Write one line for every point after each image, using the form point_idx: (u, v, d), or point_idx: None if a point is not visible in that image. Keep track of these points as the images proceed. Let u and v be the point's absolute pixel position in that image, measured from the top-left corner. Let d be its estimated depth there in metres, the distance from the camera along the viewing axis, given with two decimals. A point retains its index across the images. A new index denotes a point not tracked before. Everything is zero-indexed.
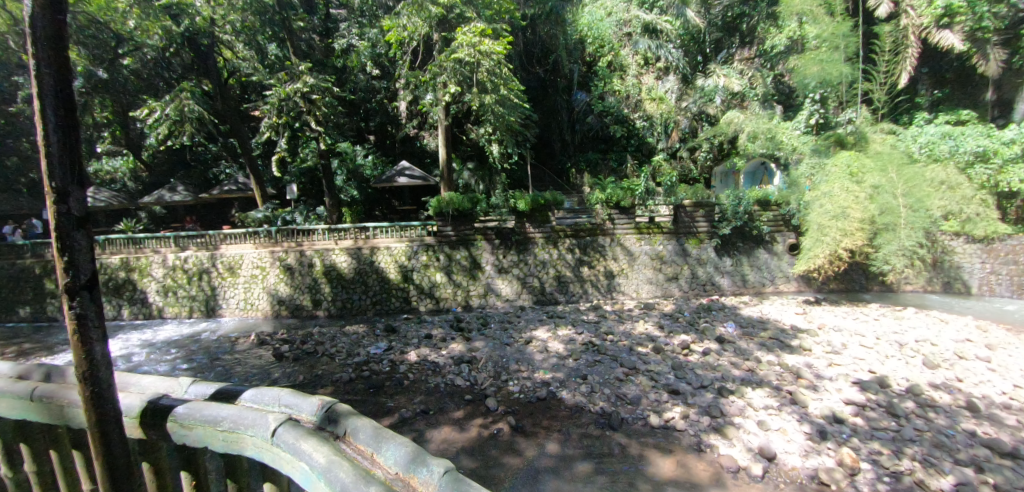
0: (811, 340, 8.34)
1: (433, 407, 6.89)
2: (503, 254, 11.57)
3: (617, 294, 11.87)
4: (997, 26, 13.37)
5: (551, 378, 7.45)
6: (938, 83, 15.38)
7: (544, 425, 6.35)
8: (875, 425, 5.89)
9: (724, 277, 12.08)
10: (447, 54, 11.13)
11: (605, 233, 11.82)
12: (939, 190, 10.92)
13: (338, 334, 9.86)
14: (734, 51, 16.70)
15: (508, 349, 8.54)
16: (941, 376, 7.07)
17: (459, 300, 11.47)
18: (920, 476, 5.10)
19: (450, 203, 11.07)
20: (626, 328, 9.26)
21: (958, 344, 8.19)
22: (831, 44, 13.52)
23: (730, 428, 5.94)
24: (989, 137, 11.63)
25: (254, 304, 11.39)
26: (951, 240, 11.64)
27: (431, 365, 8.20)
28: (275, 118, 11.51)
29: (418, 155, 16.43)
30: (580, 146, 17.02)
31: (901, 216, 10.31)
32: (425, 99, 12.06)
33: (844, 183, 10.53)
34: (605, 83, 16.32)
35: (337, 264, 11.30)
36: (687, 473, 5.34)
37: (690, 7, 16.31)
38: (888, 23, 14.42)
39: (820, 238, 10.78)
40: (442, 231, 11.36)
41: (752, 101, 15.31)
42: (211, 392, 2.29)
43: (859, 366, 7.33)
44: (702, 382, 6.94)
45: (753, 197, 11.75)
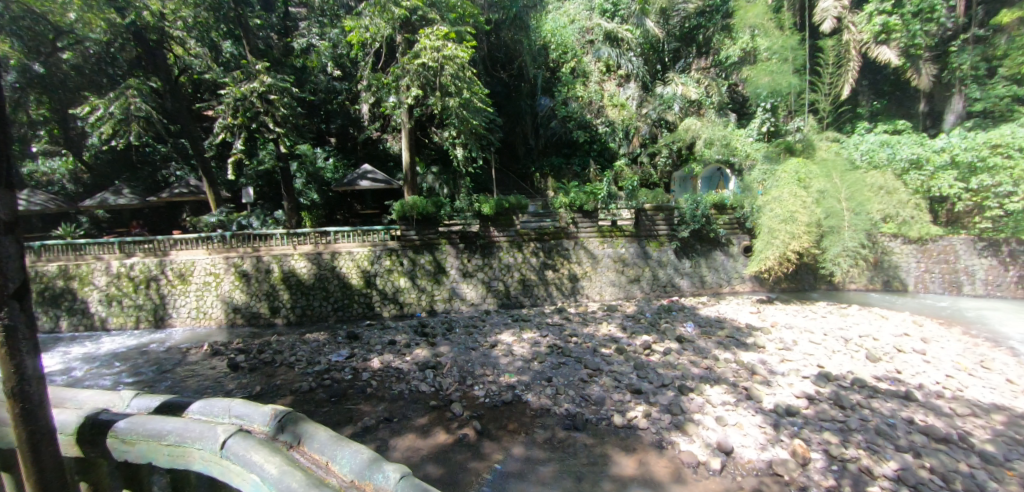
0: (764, 337, 8.72)
1: (397, 415, 6.75)
2: (467, 259, 11.51)
3: (581, 297, 12.02)
4: (928, 43, 14.43)
5: (516, 382, 7.47)
6: (876, 95, 16.47)
7: (510, 429, 6.34)
8: (823, 416, 6.22)
9: (683, 278, 12.45)
10: (411, 57, 11.06)
11: (569, 237, 11.97)
12: (878, 194, 11.64)
13: (298, 342, 9.53)
14: (691, 61, 17.23)
15: (473, 353, 8.48)
16: (882, 368, 7.53)
17: (423, 305, 11.31)
18: (865, 463, 5.39)
19: (413, 207, 10.93)
20: (590, 330, 9.41)
21: (897, 338, 8.74)
22: (782, 57, 14.80)
23: (690, 425, 6.11)
24: (923, 146, 12.52)
25: (207, 312, 10.84)
26: (890, 241, 12.45)
27: (395, 371, 8.06)
28: (230, 118, 11.01)
29: (381, 158, 16.22)
30: (543, 150, 17.20)
31: (845, 220, 10.92)
32: (387, 101, 11.83)
33: (792, 188, 11.11)
34: (568, 90, 16.63)
35: (296, 270, 10.92)
36: (649, 471, 5.45)
37: (650, 17, 16.77)
38: (832, 37, 15.33)
39: (770, 241, 11.30)
40: (405, 235, 11.21)
41: (708, 109, 15.93)
42: (157, 404, 2.17)
43: (808, 361, 7.71)
44: (664, 381, 7.12)
45: (710, 201, 12.21)
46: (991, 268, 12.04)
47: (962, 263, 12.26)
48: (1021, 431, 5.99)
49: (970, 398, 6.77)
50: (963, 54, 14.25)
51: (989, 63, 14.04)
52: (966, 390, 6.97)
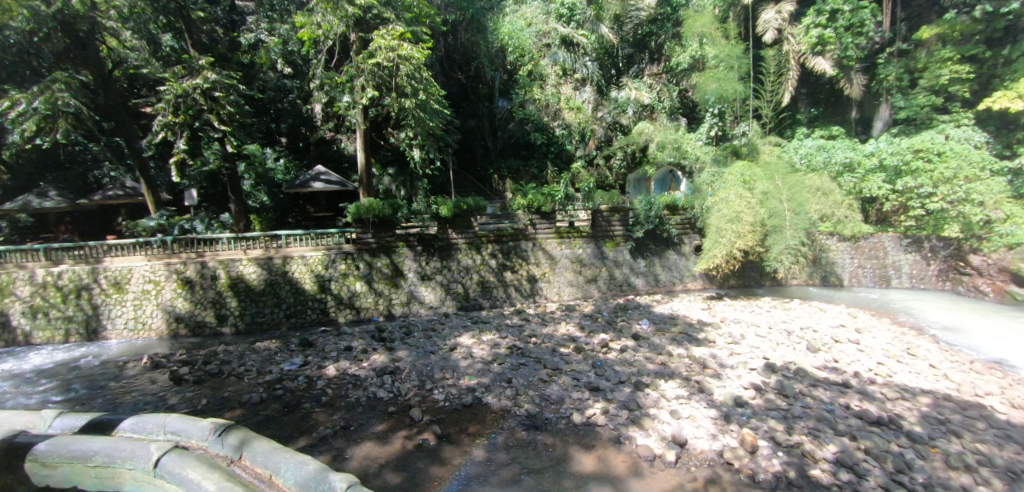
0: (714, 332, 9.12)
1: (355, 423, 6.56)
2: (425, 261, 11.36)
3: (540, 298, 12.11)
4: (859, 55, 15.52)
5: (476, 384, 7.43)
6: (813, 103, 17.57)
7: (471, 431, 6.31)
8: (770, 405, 6.54)
9: (638, 277, 12.80)
10: (366, 57, 10.86)
11: (527, 238, 12.05)
12: (816, 195, 12.37)
13: (247, 352, 9.08)
14: (644, 66, 17.79)
15: (432, 356, 8.36)
16: (821, 358, 8.03)
17: (381, 309, 11.04)
18: (808, 447, 5.71)
19: (369, 210, 10.69)
20: (549, 330, 9.51)
21: (834, 329, 9.36)
22: (727, 64, 15.67)
23: (646, 419, 6.28)
24: (856, 150, 13.65)
25: (147, 323, 10.14)
26: (827, 239, 13.27)
27: (351, 378, 7.84)
28: (170, 116, 10.34)
29: (336, 160, 15.87)
30: (501, 152, 17.14)
31: (787, 219, 11.56)
32: (341, 101, 11.50)
33: (737, 190, 11.67)
34: (525, 92, 16.60)
35: (245, 276, 10.40)
36: (607, 467, 5.55)
37: (604, 23, 17.13)
38: (773, 48, 16.23)
39: (718, 240, 11.81)
40: (361, 238, 10.94)
41: (660, 114, 16.46)
42: (83, 423, 2.07)
43: (755, 353, 8.11)
44: (621, 377, 7.29)
45: (663, 202, 12.62)
46: (915, 263, 13.20)
47: (890, 258, 13.32)
48: (942, 411, 6.54)
49: (898, 382, 7.32)
50: (888, 65, 15.58)
51: (911, 74, 15.28)
52: (895, 375, 7.53)
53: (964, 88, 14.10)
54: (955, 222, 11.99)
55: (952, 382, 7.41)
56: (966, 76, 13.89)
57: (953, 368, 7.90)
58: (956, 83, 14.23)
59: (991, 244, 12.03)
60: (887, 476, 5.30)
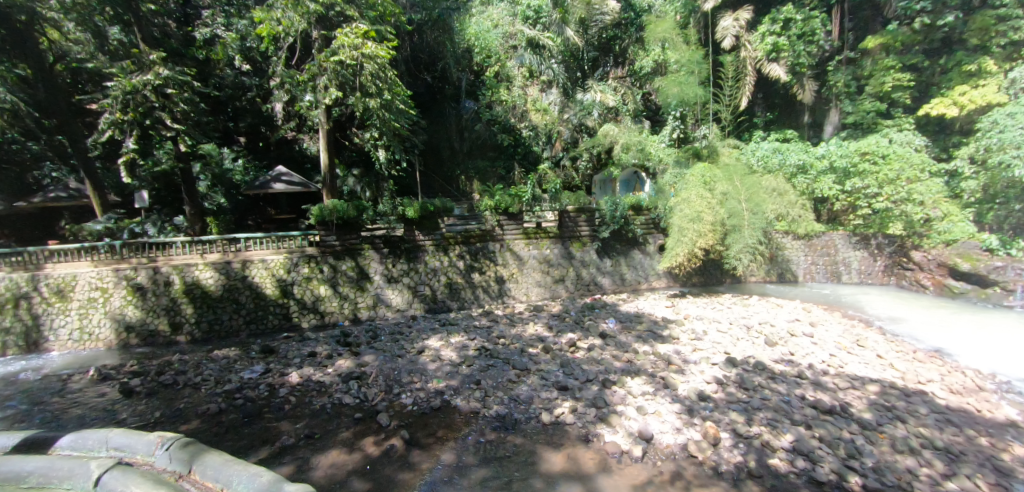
0: (678, 329, 9.39)
1: (320, 431, 6.40)
2: (392, 264, 11.18)
3: (508, 298, 12.12)
4: (811, 62, 16.28)
5: (444, 387, 7.36)
6: (769, 106, 18.30)
7: (440, 435, 6.24)
8: (731, 398, 6.78)
9: (605, 277, 13.01)
10: (328, 55, 10.60)
11: (495, 240, 12.05)
12: (772, 195, 12.79)
13: (204, 361, 8.68)
14: (609, 69, 18.11)
15: (399, 360, 8.23)
16: (779, 351, 8.39)
17: (346, 313, 10.79)
18: (767, 437, 5.94)
19: (333, 211, 10.44)
20: (517, 331, 9.52)
21: (790, 323, 9.80)
22: (688, 69, 16.32)
23: (614, 416, 6.38)
24: (807, 152, 14.31)
25: (94, 333, 9.55)
26: (783, 238, 13.84)
27: (316, 385, 7.63)
28: (117, 113, 9.75)
29: (297, 160, 15.53)
30: (468, 153, 16.94)
31: (745, 219, 12.03)
32: (303, 100, 11.21)
33: (699, 191, 12.02)
34: (492, 93, 16.71)
35: (201, 281, 9.94)
36: (576, 464, 5.62)
37: (570, 26, 17.15)
38: (731, 53, 16.83)
39: (680, 238, 12.14)
40: (325, 241, 10.66)
41: (624, 116, 16.79)
42: (15, 443, 2.04)
43: (717, 348, 8.39)
44: (588, 376, 7.38)
45: (628, 203, 12.89)
46: (863, 259, 13.94)
47: (841, 255, 14.03)
48: (888, 398, 6.94)
49: (849, 373, 7.72)
50: (837, 72, 16.44)
51: (858, 81, 16.16)
52: (846, 366, 7.94)
53: (906, 95, 15.01)
54: (898, 220, 12.77)
55: (897, 370, 7.87)
56: (907, 83, 14.80)
57: (898, 357, 8.39)
58: (898, 90, 15.14)
59: (931, 241, 12.82)
60: (840, 461, 5.57)
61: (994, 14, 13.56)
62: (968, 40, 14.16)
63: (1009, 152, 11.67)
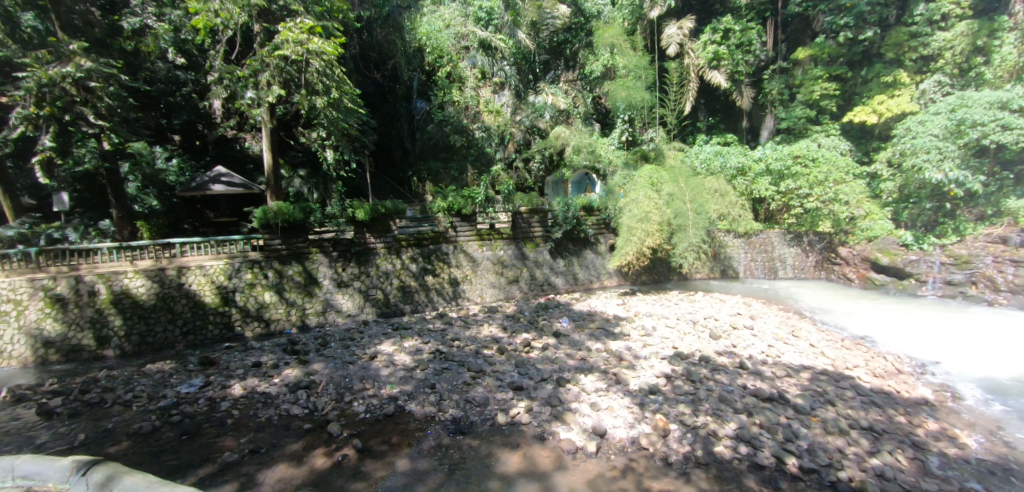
0: (629, 325, 9.70)
1: (266, 444, 6.11)
2: (342, 267, 10.84)
3: (462, 300, 12.03)
4: (748, 70, 17.29)
5: (398, 392, 7.21)
6: (711, 112, 19.24)
7: (394, 442, 6.11)
8: (679, 391, 7.06)
9: (558, 277, 13.21)
10: (270, 50, 10.20)
11: (448, 241, 11.97)
12: (714, 196, 13.46)
13: (135, 376, 8.05)
14: (561, 72, 18.41)
15: (351, 367, 7.98)
16: (722, 344, 8.84)
17: (294, 321, 10.33)
18: (712, 426, 6.23)
19: (278, 214, 9.99)
20: (472, 332, 9.48)
21: (733, 317, 10.36)
22: (636, 74, 16.94)
23: (569, 414, 6.49)
24: (745, 155, 15.15)
25: (5, 351, 8.64)
26: (725, 236, 14.58)
27: (261, 396, 7.27)
28: (32, 107, 8.85)
29: (238, 160, 14.78)
30: (421, 154, 16.78)
31: (689, 218, 12.66)
32: (244, 97, 10.67)
33: (646, 191, 12.43)
34: (444, 94, 16.43)
35: (131, 291, 9.21)
36: (532, 463, 5.67)
37: (521, 29, 17.33)
38: (675, 60, 17.57)
39: (629, 238, 12.52)
40: (269, 245, 10.19)
41: (575, 119, 17.16)
42: None
43: (666, 344, 8.72)
44: (543, 375, 7.47)
45: (579, 204, 13.20)
46: (797, 255, 14.96)
47: (777, 252, 14.94)
48: (819, 384, 7.46)
49: (785, 362, 8.24)
50: (772, 81, 17.54)
51: (790, 89, 17.34)
52: (783, 355, 8.47)
53: (832, 103, 16.24)
54: (827, 219, 13.95)
55: (828, 358, 8.47)
56: (833, 92, 16.03)
57: (828, 346, 9.03)
58: (826, 98, 16.36)
59: (855, 237, 14.08)
60: (778, 445, 5.93)
61: (906, 30, 14.94)
62: (885, 54, 15.50)
63: (921, 156, 12.83)
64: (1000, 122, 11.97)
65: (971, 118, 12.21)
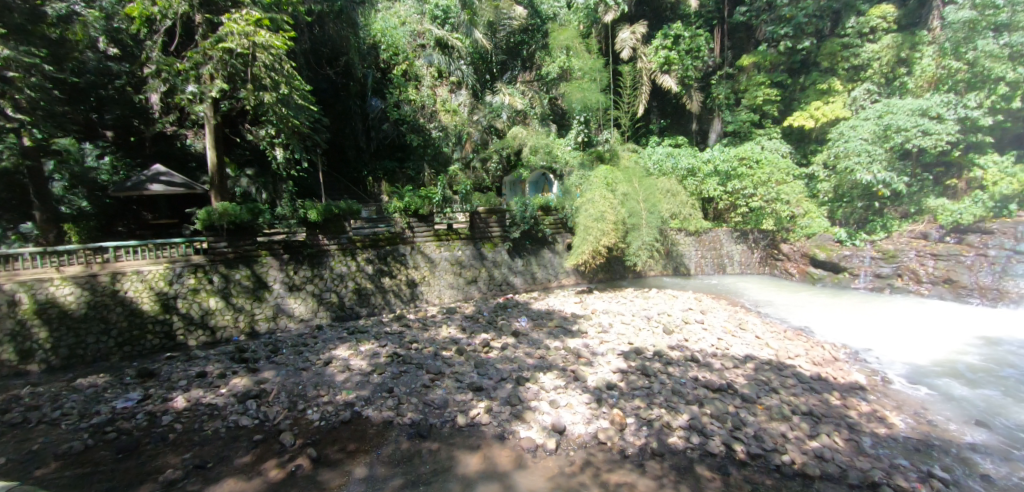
0: (586, 323, 9.91)
1: (212, 459, 5.80)
2: (294, 270, 10.44)
3: (420, 302, 11.86)
4: (697, 75, 18.02)
5: (354, 398, 7.02)
6: (663, 114, 19.90)
7: (351, 449, 5.95)
8: (634, 386, 7.26)
9: (516, 276, 13.28)
10: (213, 41, 9.68)
11: (405, 242, 11.78)
12: (667, 196, 13.96)
13: (63, 392, 7.42)
14: (517, 73, 18.46)
15: (304, 374, 7.70)
16: (675, 338, 9.18)
17: (242, 328, 9.83)
18: (667, 418, 6.45)
19: (223, 215, 9.51)
20: (430, 334, 9.37)
21: (685, 312, 10.79)
22: (591, 77, 17.29)
23: (528, 412, 6.54)
24: (695, 157, 15.77)
25: None
26: (677, 235, 15.13)
27: (207, 408, 6.89)
28: None
29: (179, 158, 13.91)
30: (376, 153, 16.52)
31: (643, 218, 13.06)
32: (184, 92, 10.07)
33: (602, 191, 12.70)
34: (400, 92, 16.16)
35: (58, 299, 8.47)
36: (493, 463, 5.67)
37: (478, 28, 17.14)
38: (629, 64, 18.06)
39: (585, 237, 12.76)
40: (213, 248, 9.65)
41: (532, 119, 17.29)
42: None
43: (622, 340, 8.97)
44: (502, 375, 7.49)
45: (537, 204, 13.36)
46: (743, 252, 15.84)
47: (725, 249, 15.70)
48: (764, 373, 7.87)
49: (732, 353, 8.66)
50: (719, 86, 18.42)
51: (736, 94, 18.25)
52: (731, 347, 8.90)
53: (774, 108, 17.22)
54: (770, 217, 14.81)
55: (772, 349, 8.97)
56: (774, 98, 17.01)
57: (772, 337, 9.56)
58: (768, 103, 17.32)
59: (795, 234, 15.03)
60: (728, 433, 6.22)
61: (839, 42, 16.03)
62: (821, 63, 16.56)
63: (852, 159, 13.84)
64: (921, 128, 12.93)
65: (896, 123, 13.23)
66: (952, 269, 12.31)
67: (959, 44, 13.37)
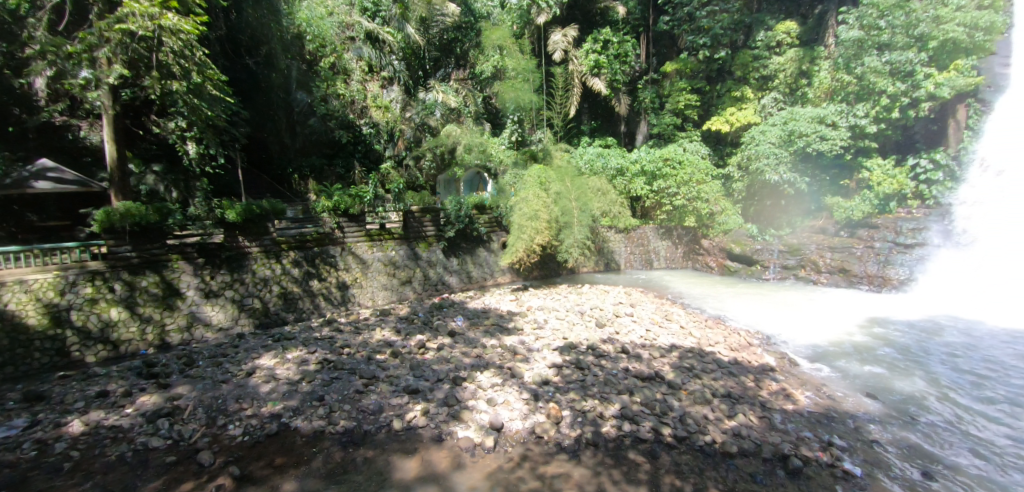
0: (522, 320, 10.06)
1: (117, 488, 5.24)
2: (210, 275, 9.66)
3: (352, 305, 11.40)
4: (625, 79, 18.82)
5: (281, 409, 6.61)
6: (594, 115, 20.55)
7: (278, 464, 5.62)
8: (569, 379, 7.48)
9: (452, 276, 13.18)
10: (111, 22, 8.68)
11: (335, 243, 11.33)
12: (598, 195, 14.51)
13: None
14: (450, 71, 18.37)
15: (223, 387, 7.15)
16: (606, 331, 9.57)
17: (150, 340, 8.89)
18: (600, 409, 6.69)
19: (126, 215, 8.60)
20: (363, 338, 9.05)
21: (616, 306, 11.32)
22: (523, 77, 17.54)
23: (465, 412, 6.52)
24: (623, 158, 16.50)
25: None
26: (608, 232, 15.70)
27: (110, 431, 6.19)
28: None
29: (71, 152, 12.43)
30: (302, 150, 15.53)
31: (575, 216, 13.46)
32: (76, 77, 8.96)
33: (535, 191, 12.93)
34: (327, 86, 15.54)
35: None
36: (431, 466, 5.60)
37: (410, 23, 16.86)
38: (561, 65, 18.53)
39: (519, 235, 12.87)
40: (115, 252, 8.70)
41: (466, 117, 17.16)
42: None
43: (556, 335, 9.20)
44: (439, 376, 7.41)
45: (471, 203, 13.34)
46: (668, 248, 16.74)
47: (652, 245, 16.55)
48: (688, 360, 8.43)
49: (659, 343, 9.16)
50: (645, 90, 19.38)
51: (660, 98, 19.29)
52: (659, 338, 9.40)
53: (694, 112, 18.42)
54: (691, 215, 15.76)
55: (694, 337, 9.59)
56: (694, 103, 18.20)
57: (695, 326, 10.28)
58: (689, 108, 18.49)
59: (714, 231, 16.18)
60: (656, 419, 6.57)
61: (751, 53, 17.44)
62: (734, 72, 17.95)
63: (762, 161, 15.26)
64: (819, 134, 14.43)
65: (798, 129, 14.72)
66: (846, 260, 13.79)
67: (850, 59, 15.05)
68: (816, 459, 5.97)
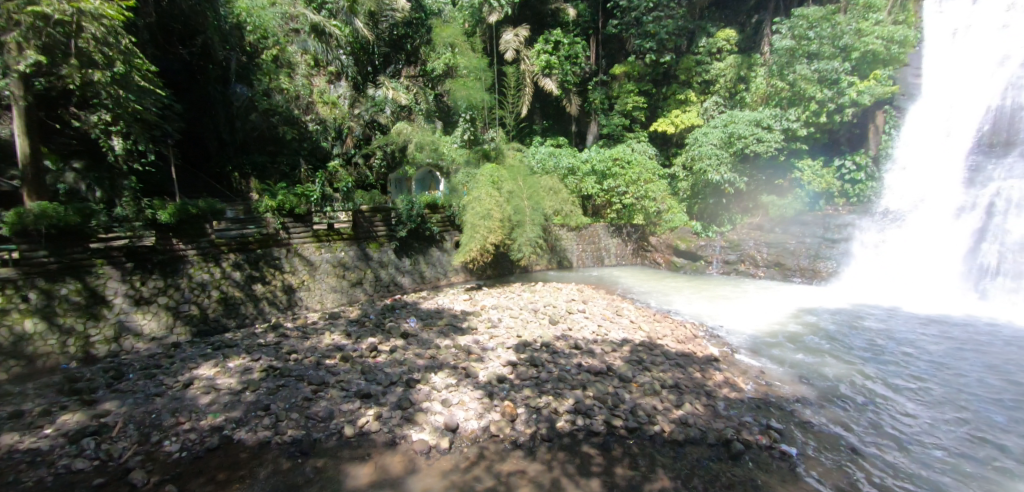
0: (476, 319, 10.05)
1: None
2: (141, 281, 8.97)
3: (298, 308, 10.96)
4: (575, 80, 19.19)
5: (223, 421, 6.27)
6: (546, 115, 20.82)
7: (221, 480, 5.34)
8: (524, 376, 7.55)
9: (404, 276, 12.98)
10: (20, 3, 7.78)
11: (280, 244, 10.90)
12: (549, 194, 14.77)
13: None
14: (401, 67, 18.08)
15: (157, 401, 6.69)
16: (559, 328, 9.73)
17: (72, 354, 8.12)
18: (554, 405, 6.80)
19: (41, 217, 7.83)
20: (312, 342, 8.73)
21: (569, 303, 11.54)
22: (475, 75, 17.49)
23: (420, 414, 6.45)
24: (574, 157, 16.85)
25: None
26: (560, 231, 15.93)
27: (26, 455, 5.64)
28: None
29: None
30: (243, 146, 14.74)
31: (527, 215, 13.59)
32: None
33: (487, 190, 12.95)
34: (269, 79, 14.63)
35: None
36: (385, 472, 5.49)
37: (359, 17, 16.31)
38: (513, 65, 18.62)
39: (472, 235, 12.82)
40: (30, 257, 7.86)
41: (417, 115, 17.05)
42: None
43: (510, 333, 9.26)
44: (392, 378, 7.27)
45: (423, 202, 13.22)
46: (618, 245, 17.19)
47: (602, 243, 16.94)
48: (638, 353, 8.73)
49: (610, 338, 9.42)
50: (595, 91, 19.82)
51: (609, 99, 19.81)
52: (609, 333, 9.67)
53: (641, 114, 19.07)
54: (639, 213, 16.29)
55: (644, 331, 9.93)
56: (641, 105, 18.86)
57: (644, 320, 10.65)
58: (636, 110, 19.13)
59: (661, 228, 16.89)
60: (608, 412, 6.76)
61: (694, 58, 18.29)
62: (679, 76, 18.68)
63: (705, 161, 16.03)
64: (755, 136, 15.31)
65: (737, 131, 15.51)
66: (780, 255, 14.73)
67: (783, 67, 16.00)
68: (756, 443, 6.34)
